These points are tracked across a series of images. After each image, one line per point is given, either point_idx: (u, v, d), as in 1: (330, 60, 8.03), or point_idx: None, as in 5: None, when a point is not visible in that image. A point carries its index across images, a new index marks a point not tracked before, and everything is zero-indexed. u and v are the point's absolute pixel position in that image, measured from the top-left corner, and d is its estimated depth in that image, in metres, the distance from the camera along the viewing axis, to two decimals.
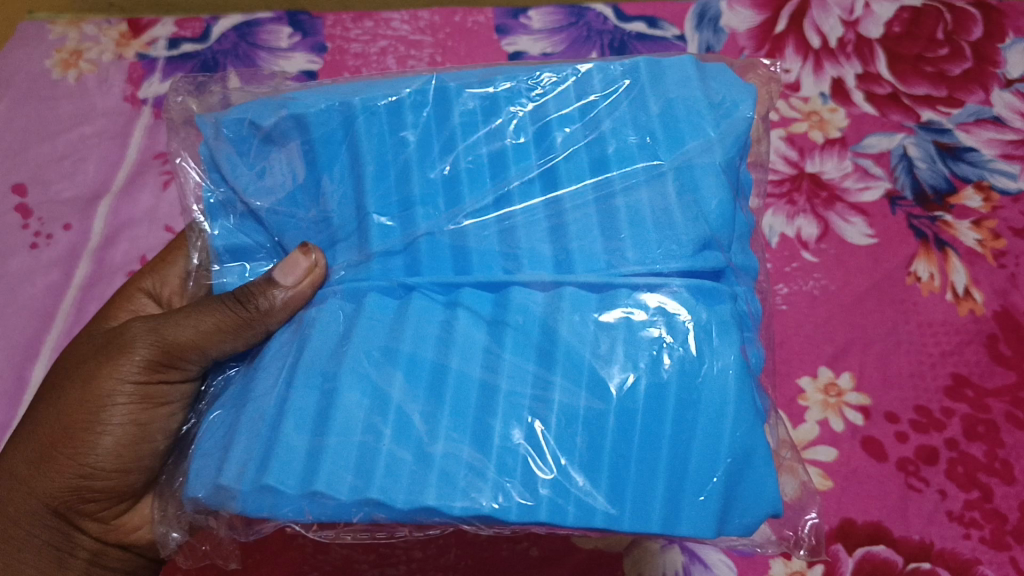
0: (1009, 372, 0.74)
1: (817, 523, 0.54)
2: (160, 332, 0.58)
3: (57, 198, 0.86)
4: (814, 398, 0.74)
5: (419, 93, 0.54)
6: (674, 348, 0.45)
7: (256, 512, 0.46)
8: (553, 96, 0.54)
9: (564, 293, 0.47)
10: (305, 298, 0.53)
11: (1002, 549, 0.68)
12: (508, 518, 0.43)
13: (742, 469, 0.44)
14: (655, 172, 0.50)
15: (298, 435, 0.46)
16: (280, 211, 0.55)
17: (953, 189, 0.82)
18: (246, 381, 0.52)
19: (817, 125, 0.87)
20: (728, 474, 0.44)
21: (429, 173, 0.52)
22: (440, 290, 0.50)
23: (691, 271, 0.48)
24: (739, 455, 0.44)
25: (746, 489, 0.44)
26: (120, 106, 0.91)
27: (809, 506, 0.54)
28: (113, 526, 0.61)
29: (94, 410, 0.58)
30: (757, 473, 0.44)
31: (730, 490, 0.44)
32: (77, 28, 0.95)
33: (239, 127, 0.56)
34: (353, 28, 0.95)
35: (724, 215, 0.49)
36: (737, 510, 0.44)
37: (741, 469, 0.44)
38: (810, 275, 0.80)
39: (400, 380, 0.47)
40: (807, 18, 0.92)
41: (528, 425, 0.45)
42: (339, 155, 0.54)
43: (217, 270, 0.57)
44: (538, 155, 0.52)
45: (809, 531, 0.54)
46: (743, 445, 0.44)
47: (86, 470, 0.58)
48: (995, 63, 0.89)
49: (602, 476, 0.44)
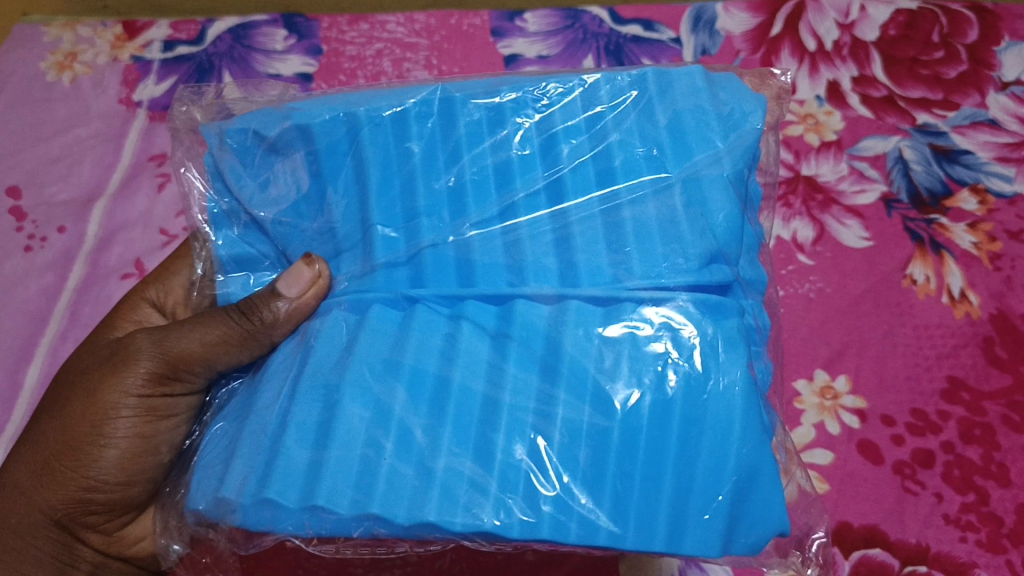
0: (1004, 375, 0.74)
1: (824, 541, 0.54)
2: (164, 344, 0.58)
3: (51, 201, 0.86)
4: (810, 401, 0.74)
5: (424, 104, 0.53)
6: (680, 364, 0.45)
7: (257, 526, 0.45)
8: (559, 107, 0.54)
9: (569, 306, 0.47)
10: (308, 310, 0.52)
11: (998, 551, 0.68)
12: (509, 535, 0.43)
13: (748, 487, 0.44)
14: (662, 184, 0.50)
15: (300, 449, 0.46)
16: (285, 221, 0.55)
17: (949, 192, 0.83)
18: (249, 393, 0.52)
19: (813, 128, 0.87)
20: (733, 492, 0.44)
21: (434, 183, 0.52)
22: (445, 303, 0.50)
23: (699, 285, 0.48)
24: (745, 473, 0.44)
25: (751, 507, 0.44)
26: (115, 109, 0.90)
27: (816, 525, 0.55)
28: (116, 538, 0.61)
29: (98, 423, 0.58)
30: (763, 490, 0.44)
31: (736, 508, 0.44)
32: (72, 30, 0.95)
33: (242, 137, 0.56)
34: (349, 31, 0.94)
35: (730, 229, 0.49)
36: (743, 528, 0.44)
37: (748, 485, 0.44)
38: (806, 278, 0.80)
39: (402, 394, 0.47)
40: (802, 22, 0.92)
41: (531, 441, 0.45)
42: (344, 165, 0.54)
43: (222, 280, 0.57)
44: (544, 167, 0.52)
45: (816, 549, 0.54)
46: (749, 462, 0.44)
47: (89, 482, 0.58)
48: (990, 65, 0.89)
49: (606, 494, 0.44)
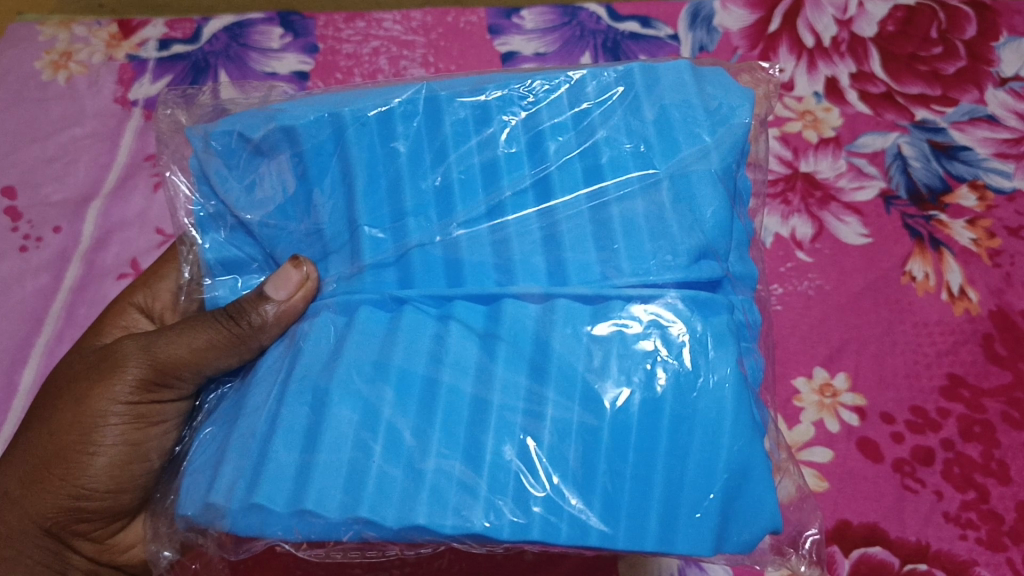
0: (1004, 372, 0.74)
1: (817, 539, 0.54)
2: (152, 350, 0.57)
3: (46, 201, 0.85)
4: (809, 399, 0.74)
5: (410, 103, 0.53)
6: (669, 362, 0.45)
7: (246, 530, 0.45)
8: (546, 105, 0.53)
9: (557, 305, 0.47)
10: (297, 312, 0.52)
11: (999, 549, 0.68)
12: (499, 536, 0.43)
13: (740, 486, 0.44)
14: (650, 181, 0.50)
15: (288, 452, 0.46)
16: (272, 224, 0.55)
17: (947, 188, 0.82)
18: (239, 396, 0.52)
19: (811, 125, 0.86)
20: (725, 490, 0.43)
21: (421, 183, 0.52)
22: (433, 303, 0.49)
23: (687, 282, 0.47)
24: (736, 471, 0.44)
25: (743, 505, 0.44)
26: (111, 108, 0.90)
27: (808, 523, 0.54)
28: (107, 545, 0.61)
29: (86, 430, 0.58)
30: (755, 489, 0.44)
31: (728, 507, 0.44)
32: (67, 29, 0.94)
33: (228, 139, 0.55)
34: (345, 28, 0.94)
35: (719, 224, 0.49)
36: (735, 527, 0.44)
37: (740, 484, 0.44)
38: (805, 275, 0.79)
39: (391, 396, 0.46)
40: (800, 18, 0.92)
41: (520, 441, 0.45)
42: (329, 165, 0.53)
43: (210, 283, 0.57)
44: (531, 164, 0.52)
45: (810, 546, 0.54)
46: (740, 460, 0.44)
47: (79, 490, 0.58)
48: (989, 61, 0.88)
49: (596, 496, 0.43)
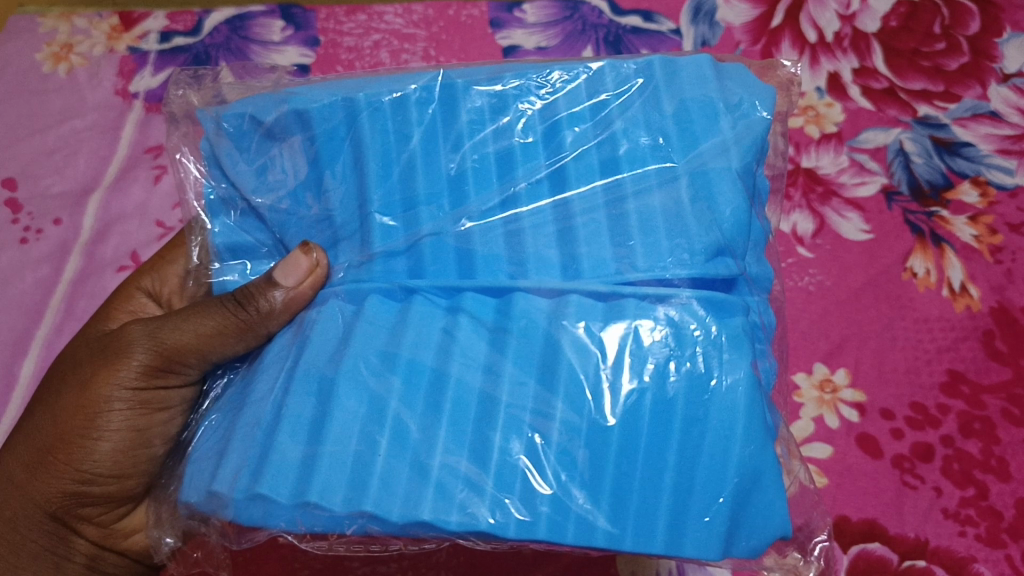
0: (1004, 368, 0.74)
1: (826, 544, 0.53)
2: (158, 337, 0.58)
3: (47, 192, 0.85)
4: (809, 394, 0.74)
5: (425, 90, 0.53)
6: (683, 360, 0.45)
7: (249, 522, 0.45)
8: (564, 94, 0.53)
9: (570, 300, 0.47)
10: (305, 299, 0.52)
11: (998, 546, 0.68)
12: (505, 534, 0.43)
13: (750, 491, 0.44)
14: (668, 175, 0.50)
15: (293, 443, 0.46)
16: (282, 208, 0.55)
17: (950, 184, 0.82)
18: (245, 384, 0.52)
19: (813, 120, 0.86)
20: (734, 494, 0.43)
21: (434, 172, 0.52)
22: (443, 294, 0.49)
23: (703, 279, 0.47)
24: (747, 475, 0.44)
25: (752, 512, 0.44)
26: (111, 99, 0.90)
27: (817, 529, 0.54)
28: (111, 531, 0.61)
29: (91, 416, 0.58)
30: (767, 494, 0.44)
31: (737, 512, 0.44)
32: (68, 21, 0.93)
33: (239, 121, 0.56)
34: (346, 22, 0.93)
35: (739, 223, 0.48)
36: (743, 533, 0.44)
37: (750, 488, 0.44)
38: (806, 271, 0.79)
39: (398, 389, 0.46)
40: (804, 13, 0.91)
41: (529, 438, 0.45)
42: (342, 151, 0.53)
43: (218, 268, 0.57)
44: (546, 154, 0.52)
45: (818, 552, 0.53)
46: (751, 465, 0.44)
47: (83, 475, 0.58)
48: (992, 57, 0.88)
49: (604, 495, 0.44)
